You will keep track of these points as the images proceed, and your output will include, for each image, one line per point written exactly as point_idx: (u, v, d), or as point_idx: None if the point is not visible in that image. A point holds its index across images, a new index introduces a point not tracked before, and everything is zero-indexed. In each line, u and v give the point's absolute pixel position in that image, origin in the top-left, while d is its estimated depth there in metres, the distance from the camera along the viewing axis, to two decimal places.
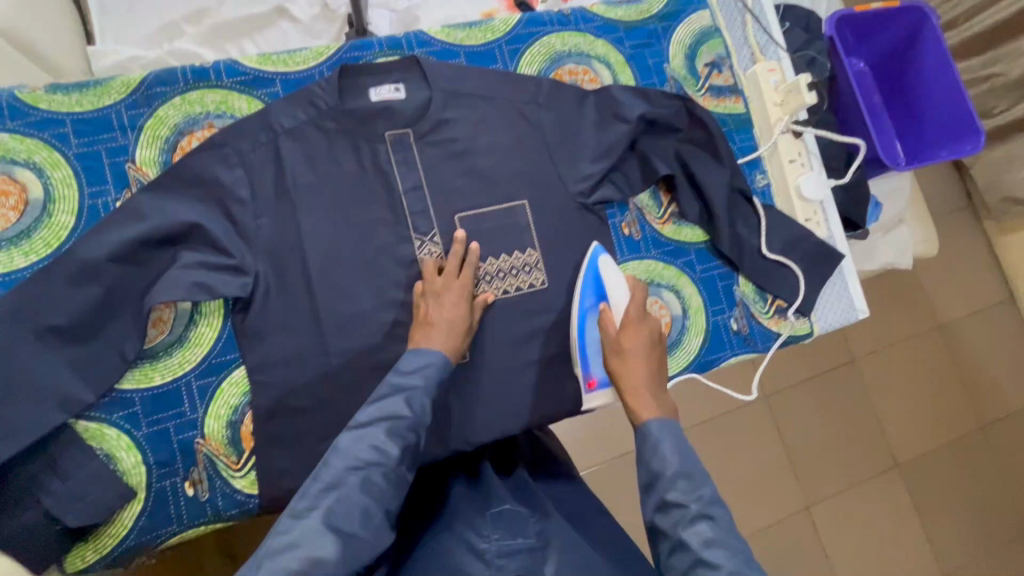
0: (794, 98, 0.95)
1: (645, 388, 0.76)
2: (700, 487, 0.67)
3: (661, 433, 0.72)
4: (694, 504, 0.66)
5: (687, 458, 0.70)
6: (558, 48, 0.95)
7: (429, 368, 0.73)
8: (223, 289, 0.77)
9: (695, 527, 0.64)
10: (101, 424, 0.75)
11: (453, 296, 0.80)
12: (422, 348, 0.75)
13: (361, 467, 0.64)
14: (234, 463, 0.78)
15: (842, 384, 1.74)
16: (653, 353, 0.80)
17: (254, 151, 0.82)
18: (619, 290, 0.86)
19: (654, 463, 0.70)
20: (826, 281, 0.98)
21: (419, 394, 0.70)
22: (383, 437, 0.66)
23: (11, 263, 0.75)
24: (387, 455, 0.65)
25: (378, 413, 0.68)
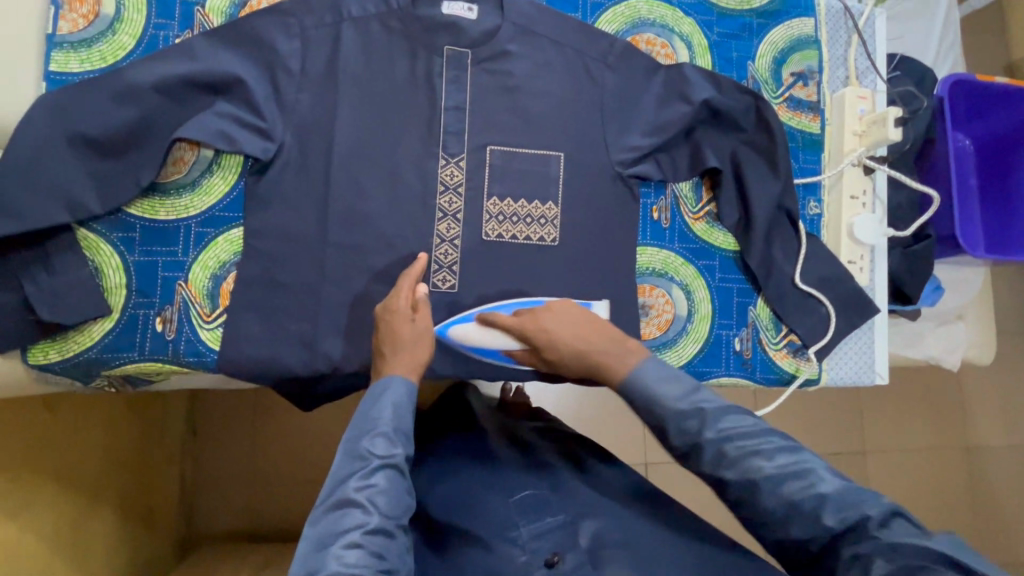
0: (876, 131, 0.89)
1: (602, 357, 0.71)
2: (697, 417, 0.63)
3: (645, 377, 0.67)
4: (707, 435, 0.62)
5: (668, 393, 0.65)
6: (642, 14, 0.91)
7: (382, 402, 0.69)
8: (246, 146, 0.78)
9: (726, 447, 0.61)
10: (99, 238, 0.78)
11: (397, 323, 0.75)
12: (378, 378, 0.72)
13: (338, 538, 0.60)
14: (207, 314, 0.79)
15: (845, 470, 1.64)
16: (570, 325, 0.74)
17: (317, 28, 0.82)
18: (493, 337, 0.79)
19: (653, 417, 0.65)
20: (850, 330, 0.91)
21: (377, 435, 0.67)
22: (353, 502, 0.62)
23: (65, 65, 0.78)
24: (361, 515, 0.62)
25: (343, 479, 0.64)
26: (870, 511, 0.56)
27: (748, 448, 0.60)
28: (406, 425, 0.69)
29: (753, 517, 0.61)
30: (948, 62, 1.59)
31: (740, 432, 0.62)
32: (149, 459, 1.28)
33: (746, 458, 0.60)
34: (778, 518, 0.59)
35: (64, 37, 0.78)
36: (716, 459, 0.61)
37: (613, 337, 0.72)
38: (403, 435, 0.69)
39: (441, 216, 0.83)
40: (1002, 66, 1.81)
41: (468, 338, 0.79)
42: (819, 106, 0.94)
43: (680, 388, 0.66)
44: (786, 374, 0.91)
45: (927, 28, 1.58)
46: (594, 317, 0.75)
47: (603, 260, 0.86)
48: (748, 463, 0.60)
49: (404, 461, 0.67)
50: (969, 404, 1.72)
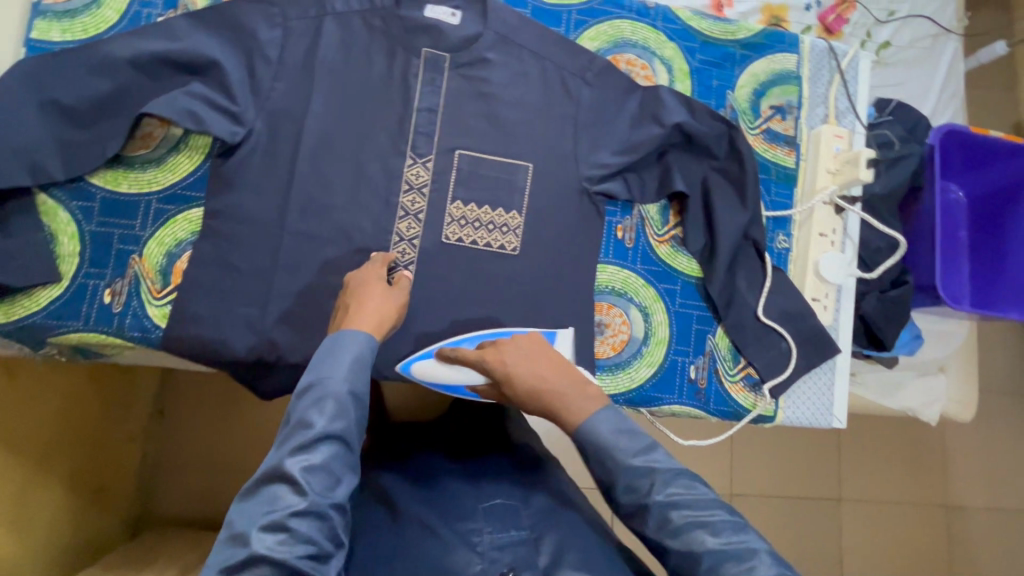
0: (849, 170, 0.88)
1: (560, 399, 0.67)
2: (645, 478, 0.62)
3: (602, 428, 0.64)
4: (652, 496, 0.61)
5: (620, 449, 0.63)
6: (625, 35, 0.92)
7: (331, 366, 0.65)
8: (212, 127, 0.78)
9: (676, 514, 0.60)
10: (59, 205, 0.78)
11: (365, 290, 0.74)
12: (338, 337, 0.68)
13: (269, 514, 0.57)
14: (157, 291, 0.79)
15: (821, 519, 1.60)
16: (532, 362, 0.69)
17: (298, 20, 0.83)
18: (458, 371, 0.76)
19: (600, 470, 0.64)
20: (810, 369, 0.89)
21: (324, 404, 0.62)
22: (289, 476, 0.58)
23: (47, 33, 0.79)
24: (296, 490, 0.58)
25: (283, 448, 0.60)
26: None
27: (692, 518, 0.60)
28: (356, 393, 0.64)
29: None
30: (948, 113, 1.58)
31: (689, 501, 0.61)
32: (110, 432, 1.27)
33: (690, 529, 0.59)
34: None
35: (49, 7, 0.79)
36: (660, 523, 0.60)
37: (571, 380, 0.67)
38: (352, 405, 0.63)
39: (402, 214, 0.83)
40: (1007, 124, 1.80)
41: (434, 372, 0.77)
42: (796, 141, 0.93)
43: (635, 443, 0.64)
44: (738, 406, 0.89)
45: (930, 79, 1.59)
46: (558, 354, 0.71)
47: (563, 274, 0.86)
48: (689, 535, 0.59)
49: (353, 432, 0.63)
50: (952, 462, 1.68)
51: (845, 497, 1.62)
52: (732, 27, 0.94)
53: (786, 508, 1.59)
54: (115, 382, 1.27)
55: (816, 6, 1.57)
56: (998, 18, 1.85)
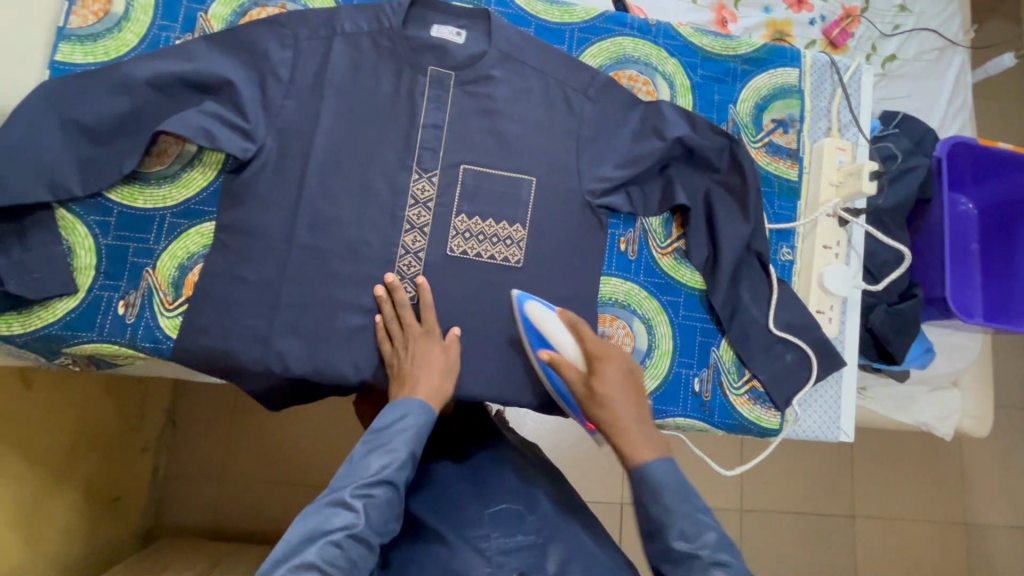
0: (852, 183, 0.88)
1: (632, 425, 0.73)
2: (702, 536, 0.68)
3: (660, 476, 0.70)
4: (704, 552, 0.67)
5: (686, 500, 0.69)
6: (627, 52, 0.93)
7: (402, 420, 0.74)
8: (225, 145, 0.81)
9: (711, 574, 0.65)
10: (77, 219, 0.80)
11: (425, 346, 0.79)
12: (408, 397, 0.76)
13: (322, 533, 0.66)
14: (169, 303, 0.81)
15: (835, 536, 1.57)
16: (626, 391, 0.75)
17: (309, 40, 0.86)
18: (561, 334, 0.79)
19: (657, 510, 0.69)
20: (817, 381, 0.88)
21: (389, 453, 0.72)
22: (347, 506, 0.68)
23: (70, 56, 0.83)
24: (350, 520, 0.67)
25: (346, 480, 0.70)
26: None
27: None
28: (416, 451, 0.74)
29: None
30: (956, 124, 1.58)
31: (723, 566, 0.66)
32: (124, 443, 1.29)
33: None
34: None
35: (73, 31, 0.83)
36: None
37: (647, 426, 0.74)
38: (411, 459, 0.73)
39: (408, 227, 0.85)
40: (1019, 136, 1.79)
41: (540, 322, 0.79)
42: (798, 154, 0.94)
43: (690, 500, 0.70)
44: (744, 419, 0.88)
45: (936, 91, 1.59)
46: (641, 392, 0.77)
47: (567, 287, 0.86)
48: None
49: (404, 481, 0.72)
50: (971, 479, 1.64)
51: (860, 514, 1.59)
52: (733, 43, 0.96)
53: (799, 525, 1.56)
54: (130, 393, 1.30)
55: (820, 19, 1.59)
56: (1004, 31, 1.85)
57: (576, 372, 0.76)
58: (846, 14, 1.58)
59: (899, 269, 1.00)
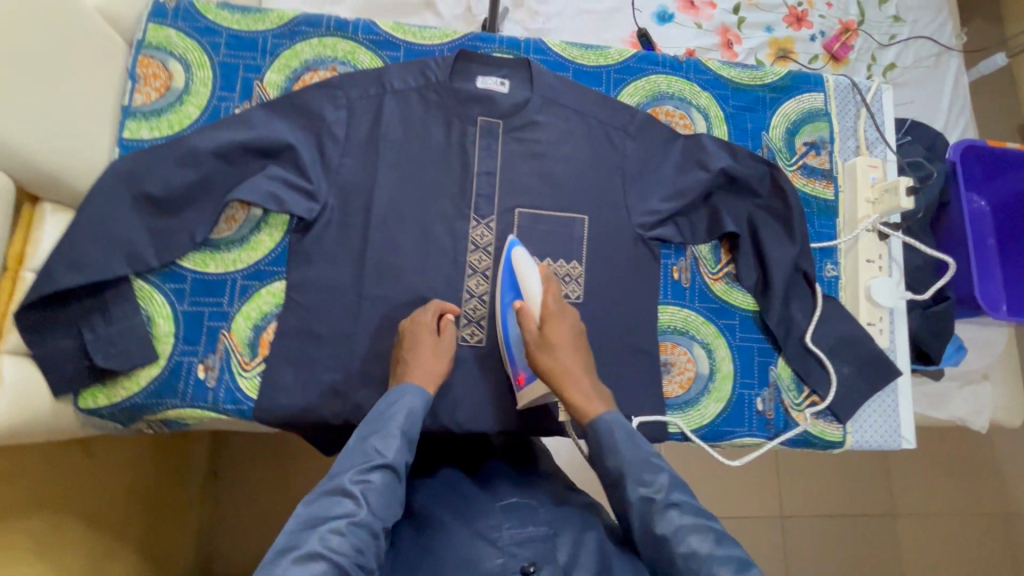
0: (889, 199, 0.92)
1: (578, 377, 0.75)
2: (658, 478, 0.65)
3: (611, 423, 0.70)
4: (660, 496, 0.63)
5: (640, 447, 0.68)
6: (662, 88, 0.98)
7: (397, 404, 0.71)
8: (293, 207, 0.84)
9: (668, 514, 0.61)
10: (154, 289, 0.83)
11: (420, 334, 0.80)
12: (402, 385, 0.74)
13: (321, 522, 0.59)
14: (246, 363, 0.83)
15: (870, 533, 1.58)
16: (574, 348, 0.78)
17: (360, 100, 0.90)
18: (531, 278, 0.82)
19: (612, 460, 0.67)
20: (875, 392, 0.91)
21: (387, 434, 0.67)
22: (347, 491, 0.61)
23: (137, 133, 0.86)
24: (352, 505, 0.60)
25: (343, 465, 0.64)
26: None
27: (695, 523, 0.60)
28: (413, 433, 0.70)
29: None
30: (959, 126, 1.64)
31: (685, 509, 0.62)
32: (172, 494, 1.30)
33: (690, 534, 0.59)
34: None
35: (138, 108, 0.87)
36: (664, 525, 0.61)
37: (595, 384, 0.75)
38: (409, 441, 0.69)
39: (470, 272, 0.88)
40: (1014, 129, 1.84)
41: (517, 264, 0.83)
42: (832, 174, 0.98)
43: (646, 448, 0.68)
44: (808, 433, 0.90)
45: (936, 96, 1.65)
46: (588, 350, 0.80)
47: (625, 317, 0.89)
48: (688, 537, 0.59)
49: (405, 464, 0.67)
50: (1004, 468, 1.66)
51: (869, 510, 1.59)
52: (760, 73, 1.01)
53: (815, 540, 1.55)
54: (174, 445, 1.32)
55: (820, 35, 1.66)
56: (991, 30, 1.91)
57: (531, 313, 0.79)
58: (844, 29, 1.66)
59: (941, 279, 1.04)
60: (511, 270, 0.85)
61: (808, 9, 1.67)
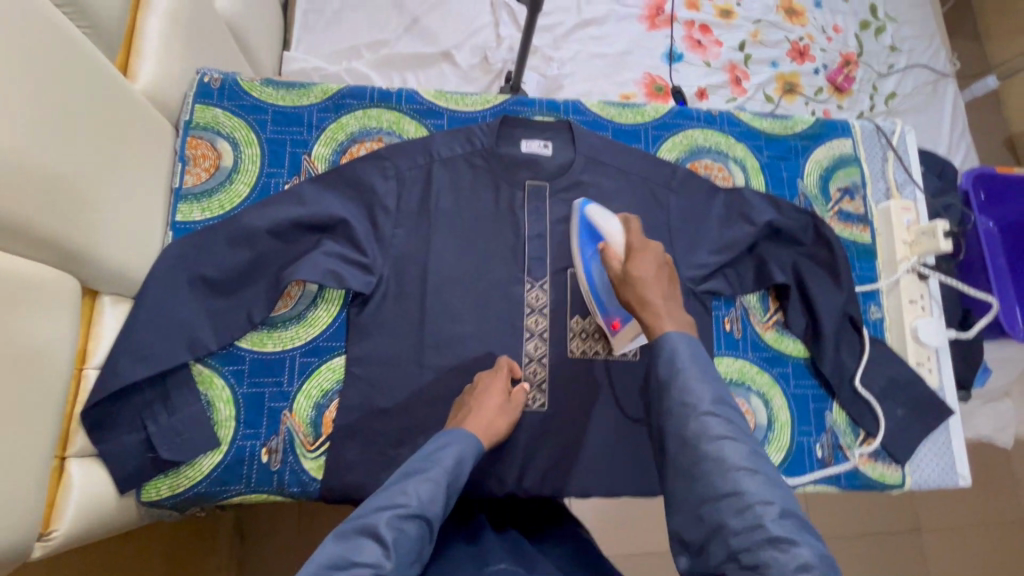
0: (926, 241, 0.95)
1: (655, 303, 0.75)
2: (705, 391, 0.67)
3: (678, 345, 0.71)
4: (703, 406, 0.65)
5: (697, 363, 0.69)
6: (699, 142, 1.00)
7: (447, 452, 0.68)
8: (352, 282, 0.84)
9: (706, 421, 0.64)
10: (213, 372, 0.82)
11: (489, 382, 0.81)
12: (443, 434, 0.72)
13: (347, 565, 0.55)
14: (310, 443, 0.82)
15: (903, 553, 1.58)
16: (658, 278, 0.78)
17: (410, 169, 0.91)
18: (608, 225, 0.83)
19: (664, 369, 0.70)
20: (929, 432, 0.92)
21: (429, 479, 0.64)
22: (379, 533, 0.57)
23: (189, 214, 0.86)
24: (381, 554, 0.56)
25: (380, 503, 0.61)
26: (807, 541, 0.56)
27: (731, 433, 0.63)
28: (452, 485, 0.66)
29: (687, 503, 0.63)
30: (961, 148, 1.69)
31: (722, 422, 0.65)
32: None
33: (724, 441, 0.63)
34: (724, 505, 0.59)
35: (188, 190, 0.86)
36: (702, 429, 0.64)
37: (675, 312, 0.75)
38: (446, 492, 0.65)
39: (528, 336, 0.89)
40: (1002, 141, 1.85)
41: (590, 218, 0.85)
42: (867, 218, 1.01)
43: (699, 367, 0.69)
44: (868, 478, 0.91)
45: (934, 122, 1.71)
46: (672, 281, 0.79)
47: None
48: (721, 443, 0.63)
49: (437, 519, 0.63)
50: None
51: (886, 529, 1.59)
52: (790, 122, 1.04)
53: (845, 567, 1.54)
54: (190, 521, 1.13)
55: (823, 68, 1.72)
56: (972, 48, 1.94)
57: (613, 252, 0.81)
58: (845, 61, 1.73)
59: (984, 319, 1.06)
60: (586, 226, 0.87)
61: (809, 43, 1.74)
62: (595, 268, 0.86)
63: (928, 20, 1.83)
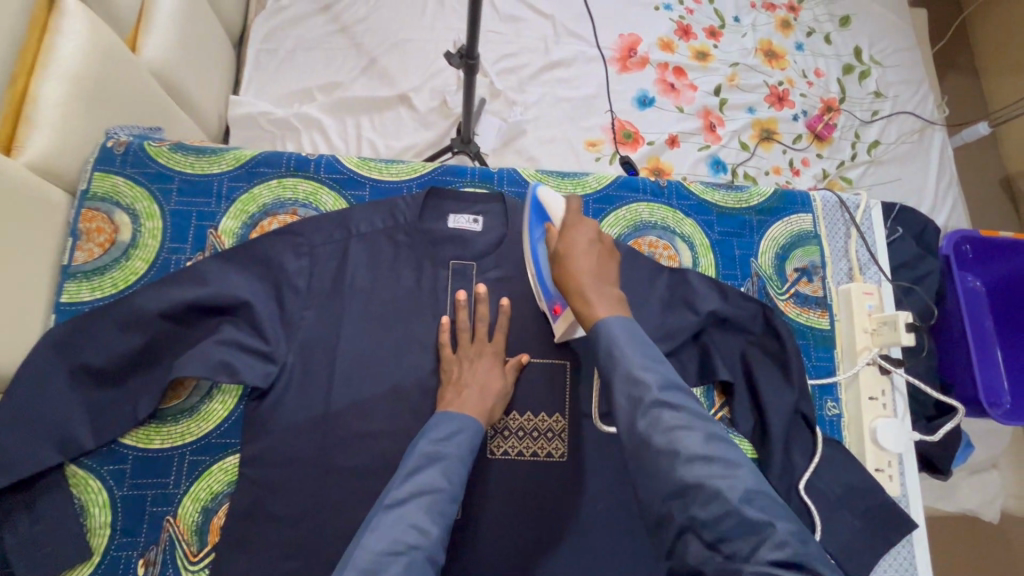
0: (887, 332, 0.87)
1: (585, 280, 0.69)
2: (653, 376, 0.60)
3: (614, 329, 0.64)
4: (650, 395, 0.58)
5: (636, 349, 0.62)
6: (643, 217, 0.93)
7: (460, 437, 0.72)
8: (247, 375, 0.76)
9: (656, 412, 0.57)
10: (89, 473, 0.75)
11: (482, 363, 0.80)
12: (451, 412, 0.74)
13: (403, 550, 0.59)
14: (193, 554, 0.75)
15: None
16: (589, 253, 0.72)
17: (324, 245, 0.84)
18: (554, 207, 0.81)
19: (605, 362, 0.63)
20: (889, 547, 0.83)
21: (448, 461, 0.69)
22: (421, 517, 0.63)
23: (76, 294, 0.80)
24: (420, 536, 0.61)
25: (412, 491, 0.65)
26: (781, 523, 0.51)
27: (685, 421, 0.56)
28: (469, 462, 0.71)
29: (651, 499, 0.56)
30: (949, 201, 1.61)
31: (674, 408, 0.58)
32: None
33: (677, 432, 0.56)
34: (689, 499, 0.53)
35: (78, 268, 0.81)
36: (652, 423, 0.57)
37: (608, 290, 0.69)
38: (466, 470, 0.70)
39: None
40: (998, 181, 1.75)
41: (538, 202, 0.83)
42: (826, 301, 0.93)
43: (642, 351, 0.62)
44: None
45: (919, 172, 1.63)
46: (610, 260, 0.73)
47: (617, 478, 0.80)
48: (675, 433, 0.56)
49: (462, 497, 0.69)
50: None
51: None
52: (745, 195, 0.96)
53: None
54: None
55: (803, 114, 1.65)
56: (968, 87, 1.85)
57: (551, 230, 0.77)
58: (826, 107, 1.66)
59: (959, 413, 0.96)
60: (535, 208, 0.84)
61: (789, 88, 1.67)
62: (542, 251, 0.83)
63: (916, 65, 1.76)
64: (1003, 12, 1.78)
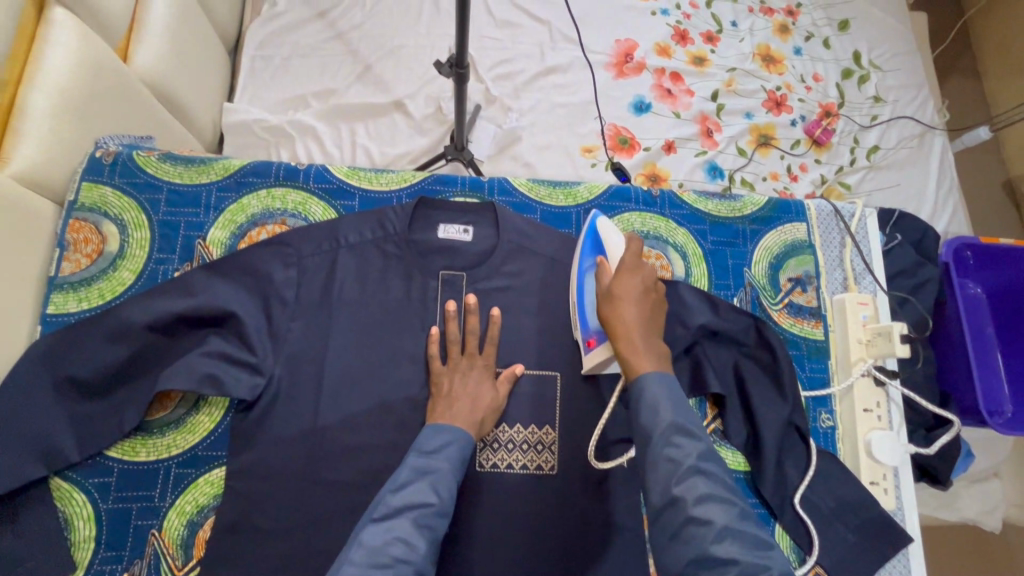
0: (882, 342, 0.86)
1: (635, 330, 0.70)
2: (691, 444, 0.61)
3: (656, 388, 0.65)
4: (689, 462, 0.59)
5: (678, 412, 0.63)
6: (635, 227, 0.93)
7: (451, 449, 0.71)
8: (234, 388, 0.76)
9: (691, 480, 0.58)
10: (73, 487, 0.75)
11: (472, 379, 0.79)
12: (444, 426, 0.73)
13: (388, 563, 0.59)
14: (177, 568, 0.74)
15: None
16: (641, 302, 0.73)
17: (312, 256, 0.83)
18: (612, 243, 0.80)
19: (646, 417, 0.64)
20: (885, 562, 0.82)
21: (439, 474, 0.68)
22: (409, 531, 0.62)
23: (63, 306, 0.79)
24: (408, 550, 0.61)
25: (401, 504, 0.64)
26: None
27: (719, 494, 0.57)
28: (458, 475, 0.70)
29: (671, 564, 0.56)
30: (948, 207, 1.60)
31: (709, 480, 0.58)
32: None
33: (711, 503, 0.56)
34: (715, 573, 0.53)
35: (64, 279, 0.80)
36: (688, 489, 0.57)
37: (656, 343, 0.70)
38: (456, 483, 0.70)
39: None
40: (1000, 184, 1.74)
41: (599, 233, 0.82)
42: (820, 312, 0.92)
43: (680, 414, 0.63)
44: None
45: (919, 177, 1.62)
46: (659, 311, 0.74)
47: (606, 492, 0.80)
48: (708, 505, 0.56)
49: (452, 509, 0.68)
50: None
51: None
52: (739, 204, 0.96)
53: None
54: None
55: (801, 119, 1.64)
56: (969, 91, 1.83)
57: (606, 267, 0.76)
58: (825, 112, 1.65)
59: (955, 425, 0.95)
60: (592, 238, 0.83)
61: (787, 93, 1.66)
62: (589, 283, 0.82)
63: (917, 69, 1.75)
64: (1005, 15, 1.76)
